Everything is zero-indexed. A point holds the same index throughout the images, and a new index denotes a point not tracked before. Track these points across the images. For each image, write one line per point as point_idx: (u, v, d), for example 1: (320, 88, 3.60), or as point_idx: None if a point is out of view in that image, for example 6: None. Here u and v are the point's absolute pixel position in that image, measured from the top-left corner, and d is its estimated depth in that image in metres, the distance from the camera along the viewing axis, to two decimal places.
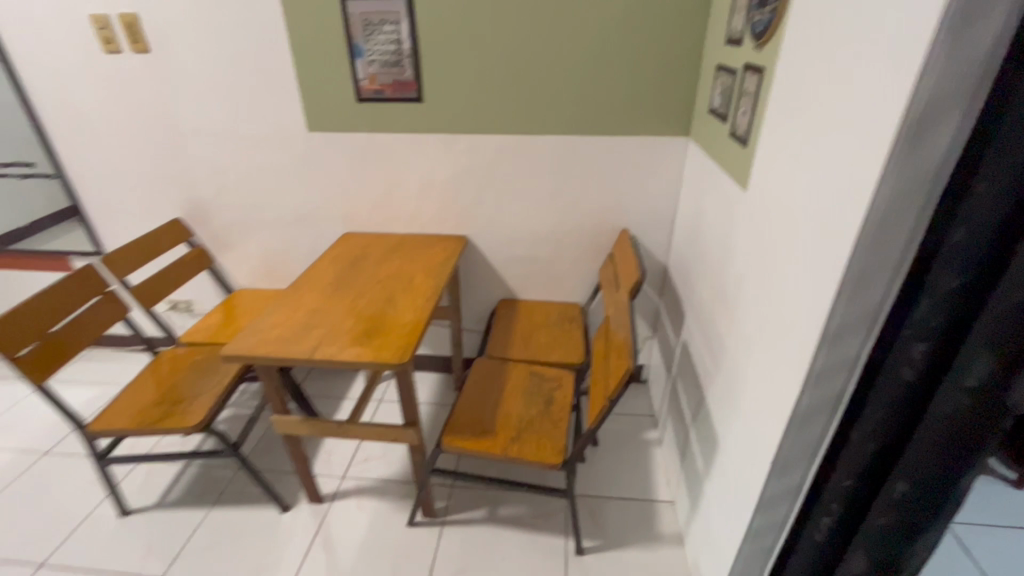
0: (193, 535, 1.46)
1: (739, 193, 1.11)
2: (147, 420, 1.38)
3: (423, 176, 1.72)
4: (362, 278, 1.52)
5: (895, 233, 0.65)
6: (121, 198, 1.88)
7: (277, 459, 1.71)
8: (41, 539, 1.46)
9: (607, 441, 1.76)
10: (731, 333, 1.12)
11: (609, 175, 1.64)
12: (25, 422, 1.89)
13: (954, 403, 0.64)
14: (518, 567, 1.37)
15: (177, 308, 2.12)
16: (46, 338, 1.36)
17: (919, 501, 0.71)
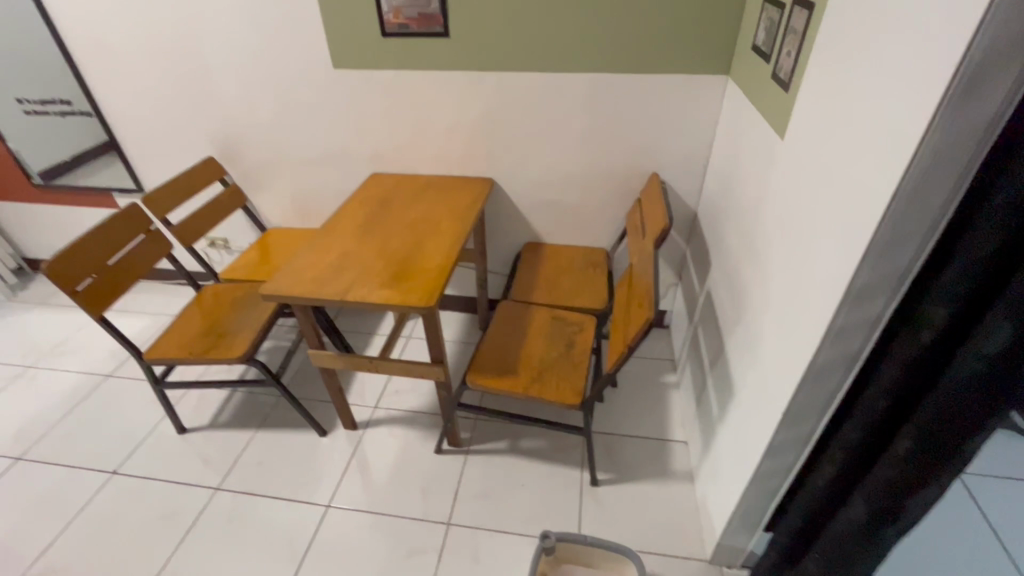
0: (243, 453, 1.62)
1: (776, 141, 1.06)
2: (196, 350, 1.50)
3: (449, 117, 1.69)
4: (391, 220, 1.54)
5: (934, 193, 0.63)
6: (156, 136, 1.92)
7: (315, 388, 1.84)
8: (112, 451, 1.64)
9: (626, 383, 1.82)
10: (755, 286, 1.12)
11: (641, 117, 1.58)
12: (88, 347, 2.07)
13: (970, 367, 0.65)
14: (536, 493, 1.48)
15: (216, 245, 2.22)
16: (101, 274, 1.46)
17: (924, 460, 0.73)
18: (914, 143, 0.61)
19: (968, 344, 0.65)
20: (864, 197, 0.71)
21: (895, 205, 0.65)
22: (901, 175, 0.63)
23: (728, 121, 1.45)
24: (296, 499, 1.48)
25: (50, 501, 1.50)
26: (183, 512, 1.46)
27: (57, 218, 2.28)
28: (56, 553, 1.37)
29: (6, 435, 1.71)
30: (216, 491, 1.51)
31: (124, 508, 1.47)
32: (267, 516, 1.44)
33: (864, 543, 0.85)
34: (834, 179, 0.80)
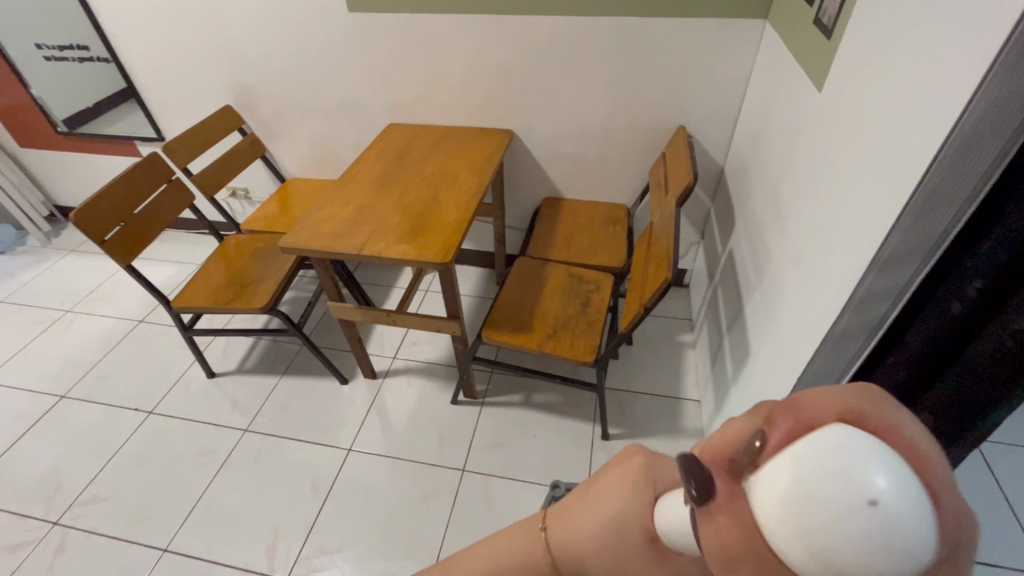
0: (268, 398, 1.70)
1: (814, 94, 0.99)
2: (220, 299, 1.54)
3: (468, 64, 1.63)
4: (408, 173, 1.52)
5: (980, 155, 0.57)
6: (174, 84, 1.90)
7: (336, 339, 1.89)
8: (148, 392, 1.73)
9: (642, 341, 1.82)
10: (779, 248, 1.08)
11: (669, 66, 1.50)
12: (120, 293, 2.15)
13: (1002, 340, 0.62)
14: (548, 445, 1.52)
15: (237, 195, 2.23)
16: (128, 224, 1.49)
17: (942, 430, 0.74)
18: (968, 98, 0.56)
19: (998, 319, 0.62)
20: (904, 159, 0.67)
21: (936, 170, 0.61)
22: (950, 133, 0.59)
23: (762, 70, 1.36)
24: (319, 442, 1.55)
25: (93, 437, 1.61)
26: (214, 451, 1.55)
27: (84, 166, 2.32)
28: (101, 483, 1.48)
29: (50, 374, 1.81)
30: (245, 433, 1.59)
31: (160, 445, 1.57)
32: (292, 457, 1.52)
33: None
34: (873, 138, 0.75)
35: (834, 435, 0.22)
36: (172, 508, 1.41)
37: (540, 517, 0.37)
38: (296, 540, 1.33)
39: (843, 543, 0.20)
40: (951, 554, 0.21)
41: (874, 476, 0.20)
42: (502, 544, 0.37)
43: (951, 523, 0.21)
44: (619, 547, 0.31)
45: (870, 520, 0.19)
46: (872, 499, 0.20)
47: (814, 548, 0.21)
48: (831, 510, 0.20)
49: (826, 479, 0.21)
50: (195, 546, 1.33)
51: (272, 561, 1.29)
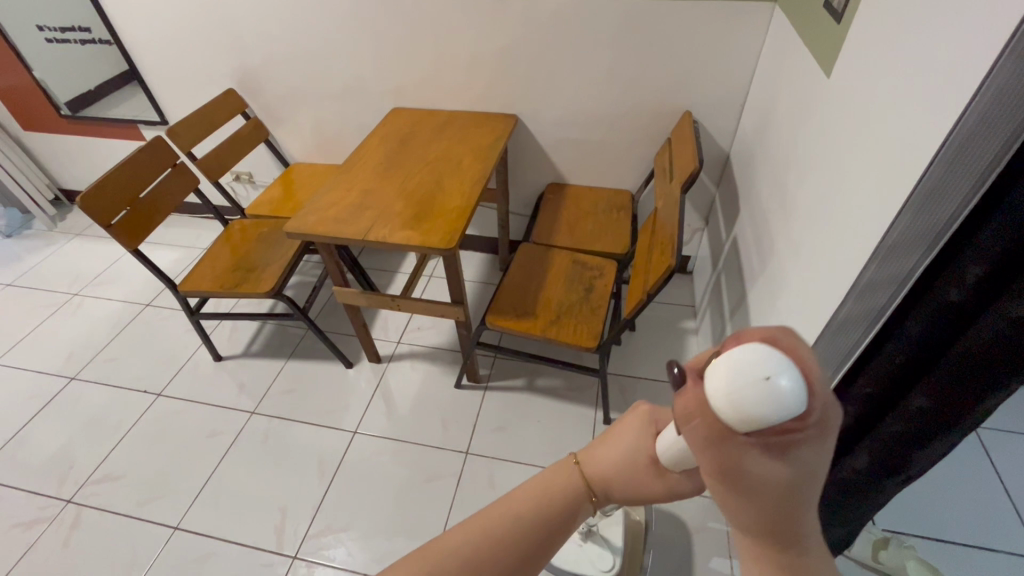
0: (274, 381, 1.72)
1: (822, 80, 0.98)
2: (226, 284, 1.55)
3: (471, 47, 1.61)
4: (413, 158, 1.52)
5: (984, 145, 0.56)
6: (177, 67, 1.89)
7: (341, 323, 1.91)
8: (156, 374, 1.76)
9: (645, 327, 1.83)
10: (783, 236, 1.08)
11: (676, 50, 1.48)
12: (126, 277, 2.16)
13: (998, 328, 0.63)
14: (550, 429, 1.54)
15: (241, 179, 2.24)
16: (133, 207, 1.50)
17: (936, 416, 0.74)
18: (977, 86, 0.55)
19: (995, 306, 0.63)
20: (910, 148, 0.67)
21: (939, 161, 0.61)
22: (957, 121, 0.58)
23: (770, 55, 1.35)
24: (325, 425, 1.58)
25: (103, 418, 1.64)
26: (222, 432, 1.57)
27: (88, 150, 2.32)
28: (112, 463, 1.52)
29: (60, 356, 1.84)
30: (252, 415, 1.62)
31: (169, 427, 1.60)
32: (299, 439, 1.55)
33: (866, 487, 0.89)
34: (881, 125, 0.74)
35: (756, 341, 0.29)
36: (181, 488, 1.44)
37: (570, 455, 0.41)
38: (304, 519, 1.36)
39: (745, 403, 0.26)
40: (823, 432, 0.27)
41: (775, 362, 0.26)
42: (537, 481, 0.40)
43: (825, 407, 0.27)
44: (638, 467, 0.38)
45: (763, 389, 0.25)
46: (768, 376, 0.26)
47: (722, 407, 0.27)
48: (753, 395, 0.26)
49: (738, 364, 0.27)
50: (205, 524, 1.36)
51: (280, 540, 1.32)
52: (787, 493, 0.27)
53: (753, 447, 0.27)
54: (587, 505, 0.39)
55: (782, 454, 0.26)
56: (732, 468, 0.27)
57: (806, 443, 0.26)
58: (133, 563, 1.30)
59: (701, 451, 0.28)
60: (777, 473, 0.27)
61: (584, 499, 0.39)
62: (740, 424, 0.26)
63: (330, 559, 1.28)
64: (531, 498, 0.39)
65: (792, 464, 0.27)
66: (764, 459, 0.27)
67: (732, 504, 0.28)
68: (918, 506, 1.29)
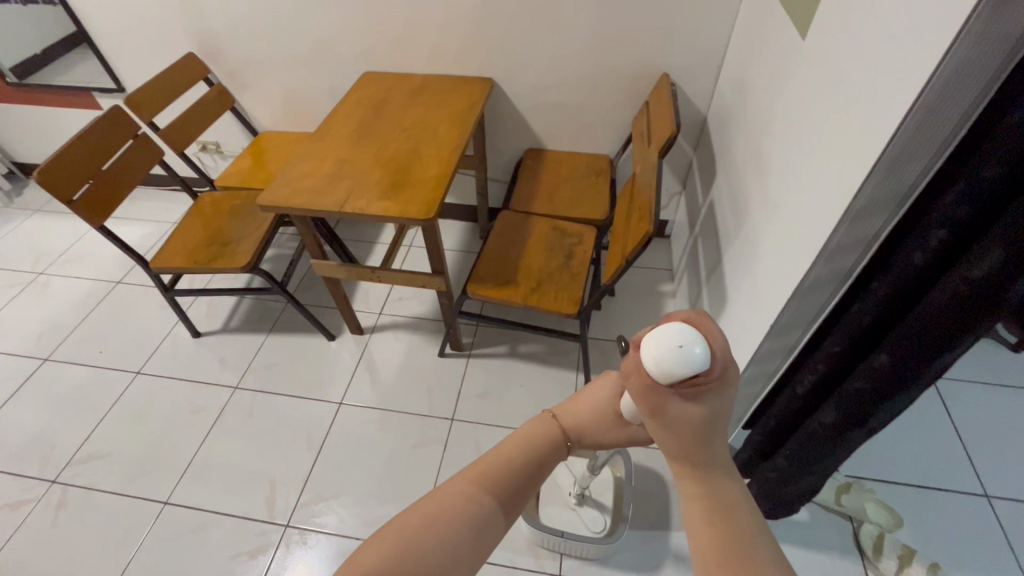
0: (256, 355, 1.71)
1: (797, 42, 0.98)
2: (199, 260, 1.51)
3: (444, 7, 1.55)
4: (387, 125, 1.48)
5: (954, 106, 0.58)
6: (129, 29, 1.78)
7: (321, 295, 1.90)
8: (132, 352, 1.73)
9: (624, 292, 1.86)
10: (758, 200, 1.10)
11: (653, 10, 1.45)
12: (93, 254, 2.09)
13: (955, 290, 0.66)
14: (533, 393, 1.58)
15: (208, 149, 2.15)
16: (96, 180, 1.44)
17: (898, 373, 0.79)
18: (938, 57, 0.57)
19: (957, 269, 0.66)
20: (881, 115, 0.68)
21: (907, 126, 0.62)
22: (920, 91, 0.59)
23: (748, 13, 1.32)
24: (309, 397, 1.59)
25: (82, 398, 1.61)
26: (206, 408, 1.57)
27: (40, 120, 2.19)
28: (95, 442, 1.51)
29: (30, 338, 1.79)
30: (235, 390, 1.62)
31: (150, 404, 1.59)
32: (284, 412, 1.55)
33: (831, 440, 0.94)
34: (855, 86, 0.75)
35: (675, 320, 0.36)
36: (169, 464, 1.45)
37: (547, 410, 0.48)
38: (293, 490, 1.39)
39: (664, 361, 0.33)
40: (724, 384, 0.34)
41: (688, 335, 0.33)
42: (520, 432, 0.46)
43: (723, 366, 0.34)
44: (607, 419, 0.46)
45: (676, 352, 0.33)
46: (681, 344, 0.33)
47: (649, 366, 0.34)
48: (666, 357, 0.33)
49: (661, 334, 0.34)
50: (196, 498, 1.38)
51: (271, 510, 1.35)
52: (701, 431, 0.34)
53: (674, 395, 0.34)
54: (563, 450, 0.46)
55: (696, 400, 0.33)
56: (659, 411, 0.34)
57: (712, 391, 0.33)
58: (125, 539, 1.31)
59: (637, 401, 0.35)
60: (691, 414, 0.33)
61: (561, 445, 0.46)
62: (663, 378, 0.33)
63: (322, 526, 1.32)
64: (519, 443, 0.45)
65: (703, 407, 0.34)
66: (683, 403, 0.33)
67: (661, 438, 0.35)
68: (878, 453, 1.37)
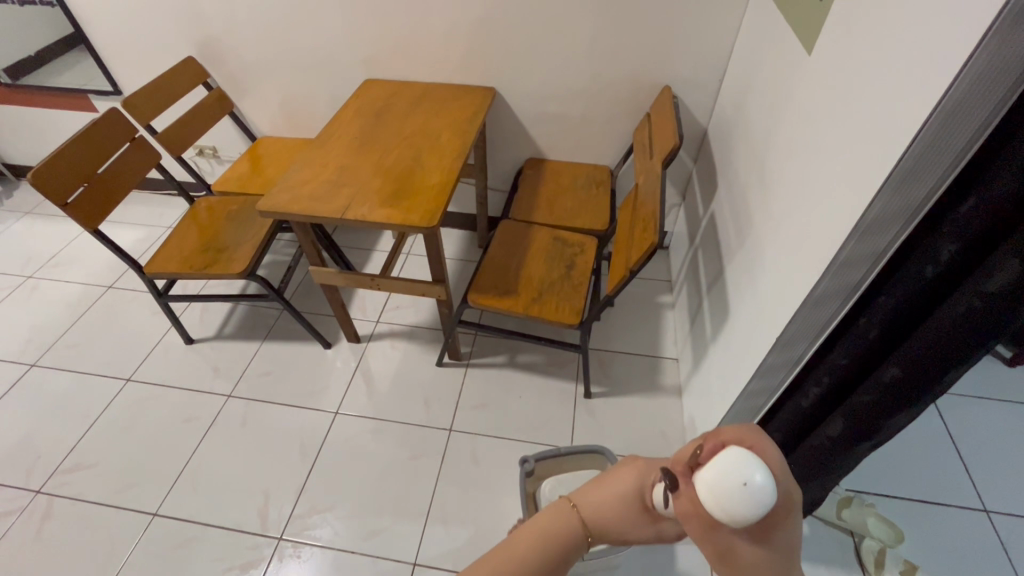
0: (250, 363, 1.68)
1: (801, 58, 0.99)
2: (194, 265, 1.49)
3: (447, 16, 1.55)
4: (388, 132, 1.48)
5: (967, 121, 0.59)
6: (128, 32, 1.77)
7: (317, 302, 1.87)
8: (122, 359, 1.70)
9: (623, 303, 1.86)
10: (761, 211, 1.10)
11: (655, 25, 1.47)
12: (84, 258, 2.05)
13: (969, 303, 0.67)
14: (532, 404, 1.56)
15: (204, 154, 2.13)
16: (90, 184, 1.41)
17: (908, 386, 0.79)
18: (953, 71, 0.56)
19: (970, 282, 0.66)
20: (890, 127, 0.67)
21: (920, 140, 0.62)
22: (933, 106, 0.59)
23: (750, 28, 1.34)
24: (304, 405, 1.56)
25: (69, 405, 1.58)
26: (198, 417, 1.54)
27: (33, 122, 2.16)
28: (82, 451, 1.47)
29: (16, 343, 1.75)
30: (228, 398, 1.59)
31: (141, 413, 1.55)
32: (278, 421, 1.53)
33: (838, 453, 0.94)
34: (861, 101, 0.75)
35: (728, 446, 0.36)
36: (159, 474, 1.41)
37: (564, 496, 0.42)
38: (287, 501, 1.35)
39: (732, 505, 0.33)
40: (787, 515, 0.35)
41: (751, 468, 0.34)
42: (535, 526, 0.40)
43: (786, 495, 0.35)
44: (635, 514, 0.40)
45: (744, 492, 0.33)
46: (746, 482, 0.33)
47: (711, 510, 0.34)
48: (735, 496, 0.33)
49: (721, 471, 0.34)
50: (185, 510, 1.34)
51: (264, 522, 1.32)
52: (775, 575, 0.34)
53: (742, 535, 0.34)
54: (582, 547, 0.40)
55: (763, 539, 0.34)
56: (726, 552, 0.34)
57: (779, 528, 0.34)
58: (112, 553, 1.27)
59: (703, 542, 0.35)
60: (761, 554, 0.34)
61: (580, 543, 0.40)
62: (731, 520, 0.33)
63: (315, 539, 1.29)
64: (533, 546, 0.39)
65: (772, 544, 0.34)
66: (752, 544, 0.34)
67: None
68: (878, 467, 1.37)
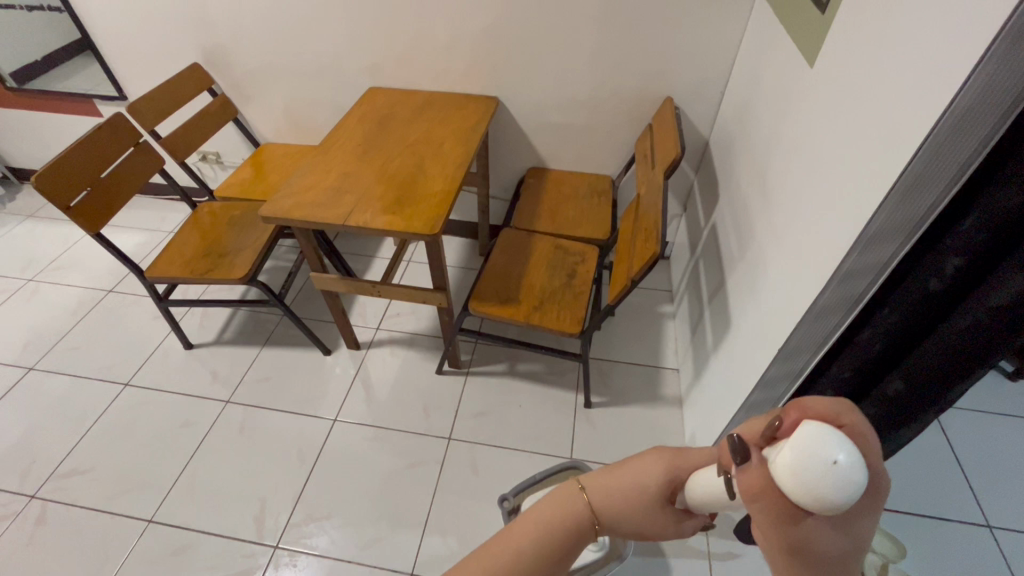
0: (249, 369, 1.68)
1: (803, 71, 1.00)
2: (196, 270, 1.49)
3: (452, 26, 1.57)
4: (391, 140, 1.48)
5: (971, 136, 0.59)
6: (135, 38, 1.79)
7: (318, 309, 1.87)
8: (121, 363, 1.69)
9: (624, 313, 1.86)
10: (763, 222, 1.10)
11: (658, 36, 1.48)
12: (85, 262, 2.06)
13: (973, 317, 0.67)
14: (532, 413, 1.56)
15: (208, 159, 2.14)
16: (93, 188, 1.41)
17: (912, 399, 0.79)
18: (957, 84, 0.57)
19: (974, 296, 0.67)
20: (893, 139, 0.68)
21: (924, 153, 0.62)
22: (937, 120, 0.59)
23: (752, 40, 1.35)
24: (302, 412, 1.55)
25: (67, 408, 1.57)
26: (196, 422, 1.53)
27: (38, 126, 2.17)
28: (78, 455, 1.46)
29: (15, 346, 1.74)
30: (227, 404, 1.58)
31: (138, 417, 1.55)
32: (276, 428, 1.52)
33: None
34: (863, 113, 0.76)
35: (808, 421, 0.34)
36: (155, 480, 1.40)
37: (576, 482, 0.47)
38: (284, 509, 1.34)
39: (821, 490, 0.30)
40: (870, 498, 0.33)
41: (839, 447, 0.31)
42: (548, 507, 0.45)
43: (868, 479, 0.33)
44: (645, 507, 0.44)
45: (835, 472, 0.30)
46: (835, 460, 0.31)
47: (794, 494, 0.32)
48: (824, 479, 0.30)
49: (805, 449, 0.32)
50: (181, 516, 1.33)
51: (261, 530, 1.30)
52: (845, 561, 0.33)
53: (820, 522, 0.32)
54: (590, 533, 0.45)
55: (842, 527, 0.32)
56: (800, 543, 0.33)
57: (859, 516, 0.33)
58: (106, 559, 1.26)
59: (769, 528, 0.34)
60: (838, 539, 0.32)
61: (588, 529, 0.45)
62: (813, 505, 0.31)
63: (312, 547, 1.27)
64: (544, 525, 0.44)
65: (848, 532, 0.33)
66: (828, 531, 0.32)
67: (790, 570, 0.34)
68: None
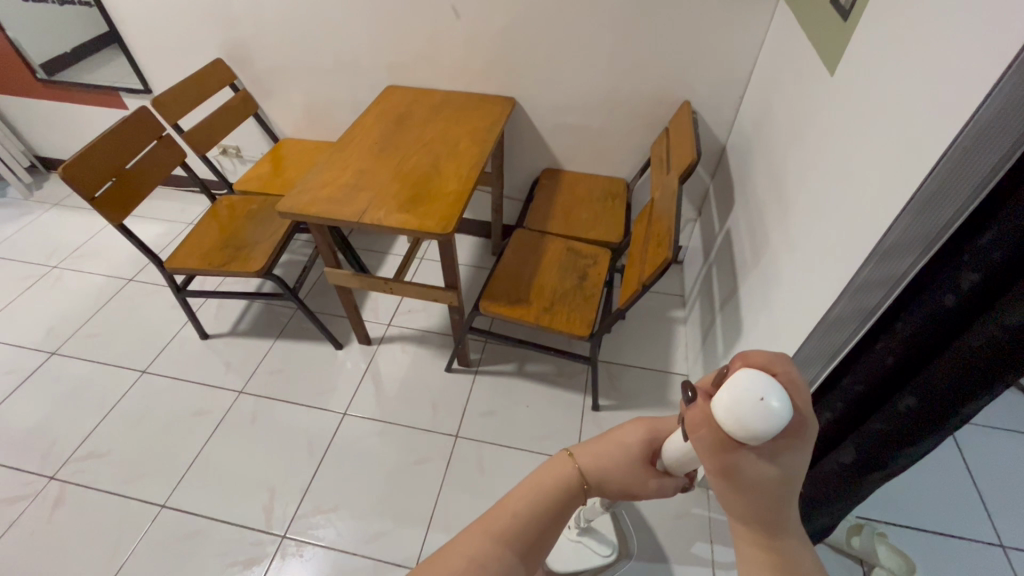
0: (262, 360, 1.71)
1: (823, 79, 0.99)
2: (214, 262, 1.52)
3: (470, 26, 1.57)
4: (409, 138, 1.50)
5: (992, 148, 0.57)
6: (161, 32, 1.82)
7: (331, 304, 1.90)
8: (139, 351, 1.73)
9: (635, 317, 1.85)
10: (778, 229, 1.09)
11: (678, 40, 1.47)
12: (107, 251, 2.11)
13: (990, 335, 0.65)
14: (539, 413, 1.56)
15: (228, 153, 2.18)
16: (118, 178, 1.44)
17: (926, 416, 0.78)
18: (979, 97, 0.56)
19: (992, 312, 0.65)
20: (914, 151, 0.66)
21: (942, 166, 0.61)
22: (957, 133, 0.59)
23: (773, 46, 1.34)
24: (313, 405, 1.58)
25: (85, 393, 1.61)
26: (210, 411, 1.56)
27: (66, 116, 2.23)
28: (96, 439, 1.50)
29: (38, 331, 1.79)
30: (240, 395, 1.61)
31: (154, 404, 1.58)
32: (287, 419, 1.54)
33: (850, 479, 0.93)
34: (883, 125, 0.75)
35: (745, 368, 0.34)
36: (169, 465, 1.43)
37: (565, 449, 0.48)
38: (292, 500, 1.36)
39: (746, 419, 0.32)
40: (797, 436, 0.34)
41: (769, 386, 0.32)
42: (537, 474, 0.46)
43: (800, 420, 0.34)
44: (630, 463, 0.47)
45: (760, 407, 0.31)
46: (763, 398, 0.32)
47: (724, 423, 0.33)
48: (745, 407, 0.31)
49: (738, 388, 0.32)
50: (192, 503, 1.36)
51: (269, 519, 1.33)
52: (776, 491, 0.34)
53: (750, 453, 0.33)
54: (580, 494, 0.46)
55: (773, 458, 0.33)
56: (732, 471, 0.34)
57: (786, 449, 0.33)
58: (120, 540, 1.29)
59: (706, 459, 0.35)
60: (766, 471, 0.33)
61: (578, 489, 0.46)
62: (740, 435, 0.32)
63: (318, 539, 1.29)
64: (534, 490, 0.45)
65: (780, 466, 0.33)
66: (759, 462, 0.33)
67: (727, 498, 0.35)
68: (891, 497, 1.34)
